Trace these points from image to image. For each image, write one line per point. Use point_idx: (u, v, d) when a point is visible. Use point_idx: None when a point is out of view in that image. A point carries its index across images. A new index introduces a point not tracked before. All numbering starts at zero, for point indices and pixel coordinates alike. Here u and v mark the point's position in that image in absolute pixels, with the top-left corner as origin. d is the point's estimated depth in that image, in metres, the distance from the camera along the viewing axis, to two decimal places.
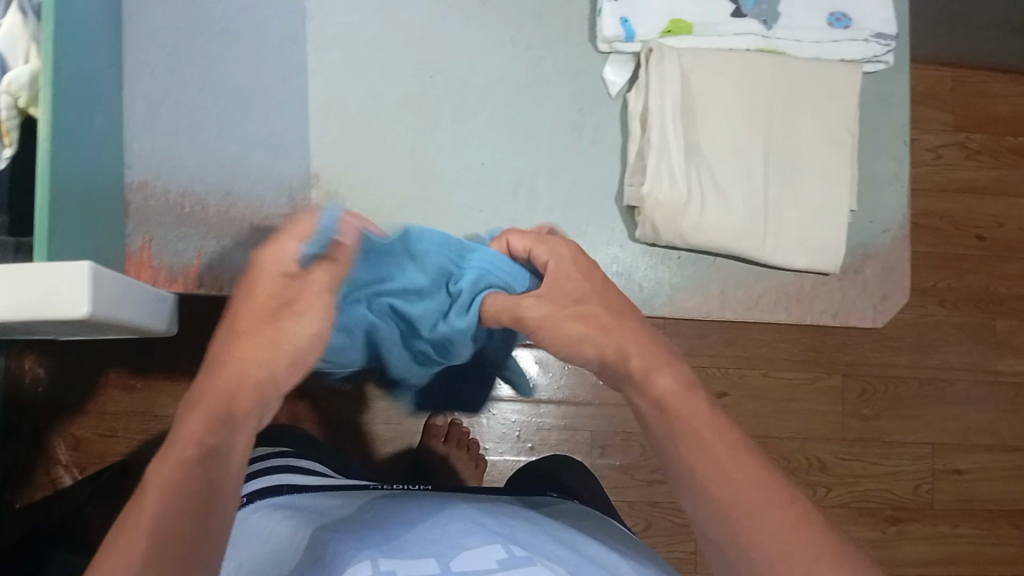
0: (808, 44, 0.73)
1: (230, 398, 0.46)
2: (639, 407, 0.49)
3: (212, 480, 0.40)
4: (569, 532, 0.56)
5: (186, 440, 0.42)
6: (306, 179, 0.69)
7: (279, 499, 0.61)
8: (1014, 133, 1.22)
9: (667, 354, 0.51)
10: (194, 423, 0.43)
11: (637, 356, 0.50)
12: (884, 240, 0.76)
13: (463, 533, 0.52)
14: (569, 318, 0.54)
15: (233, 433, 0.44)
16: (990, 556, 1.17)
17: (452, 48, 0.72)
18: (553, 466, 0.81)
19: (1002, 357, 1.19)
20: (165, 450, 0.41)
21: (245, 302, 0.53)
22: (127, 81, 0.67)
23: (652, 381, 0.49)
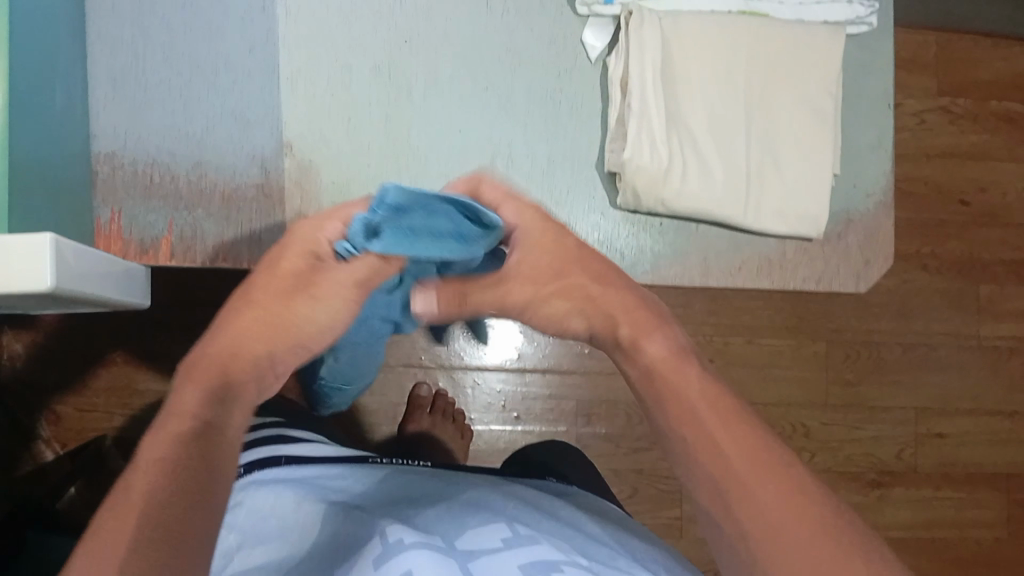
0: (789, 6, 0.72)
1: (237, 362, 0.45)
2: (630, 377, 0.48)
3: (211, 439, 0.39)
4: (568, 513, 0.55)
5: (179, 412, 0.41)
6: (279, 149, 0.67)
7: (278, 472, 0.59)
8: (997, 97, 1.21)
9: (654, 320, 0.50)
10: (194, 395, 0.42)
11: (625, 325, 0.50)
12: (868, 205, 0.75)
13: (469, 513, 0.51)
14: (548, 298, 0.53)
15: (232, 408, 0.43)
16: (972, 519, 1.18)
17: (424, 14, 0.70)
18: (542, 451, 0.83)
19: (984, 322, 1.19)
20: (160, 428, 0.39)
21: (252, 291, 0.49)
22: (89, 48, 0.65)
23: (641, 350, 0.48)
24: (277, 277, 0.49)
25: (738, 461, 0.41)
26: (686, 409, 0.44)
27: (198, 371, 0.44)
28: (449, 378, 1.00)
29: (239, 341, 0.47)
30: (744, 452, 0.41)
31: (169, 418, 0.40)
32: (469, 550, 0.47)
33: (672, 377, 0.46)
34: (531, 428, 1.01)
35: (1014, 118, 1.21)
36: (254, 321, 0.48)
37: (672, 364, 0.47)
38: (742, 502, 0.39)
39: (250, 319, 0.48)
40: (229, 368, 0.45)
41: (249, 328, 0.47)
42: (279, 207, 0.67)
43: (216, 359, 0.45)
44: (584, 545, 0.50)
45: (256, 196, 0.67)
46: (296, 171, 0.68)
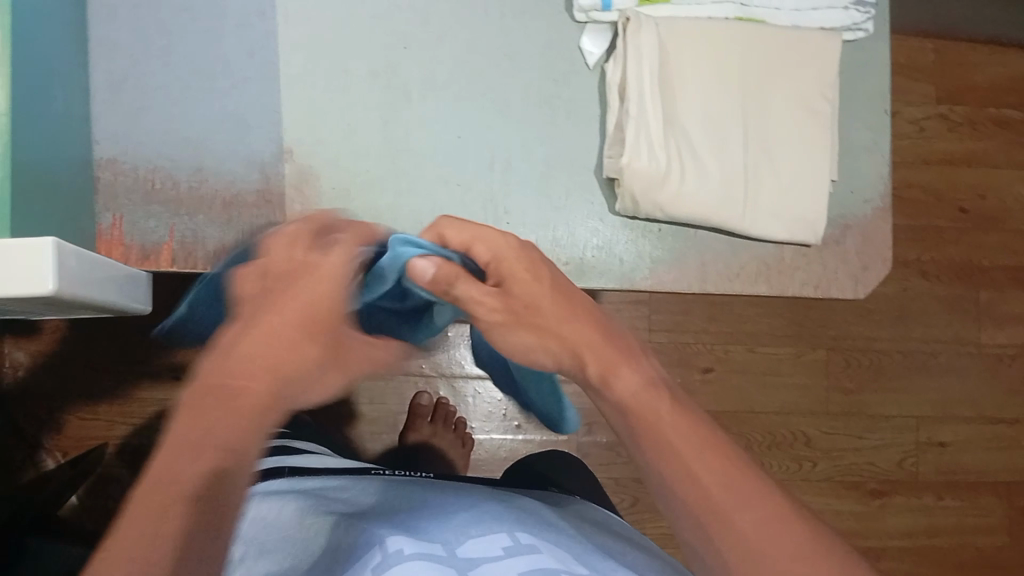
0: (785, 11, 0.73)
1: (266, 388, 0.42)
2: (605, 407, 0.50)
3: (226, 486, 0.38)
4: (568, 523, 0.55)
5: (204, 440, 0.39)
6: (278, 154, 0.68)
7: (281, 483, 0.59)
8: (994, 104, 1.21)
9: (625, 353, 0.52)
10: (228, 420, 0.40)
11: (592, 361, 0.51)
12: (865, 209, 0.75)
13: (469, 522, 0.51)
14: (514, 330, 0.53)
15: (259, 443, 0.41)
16: (973, 526, 1.17)
17: (422, 19, 0.71)
18: (542, 460, 0.83)
19: (983, 328, 1.19)
20: (189, 441, 0.39)
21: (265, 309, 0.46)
22: (90, 53, 0.65)
23: (612, 383, 0.50)
24: (295, 309, 0.46)
25: (716, 488, 0.42)
26: (665, 442, 0.45)
27: (222, 392, 0.41)
28: (450, 388, 1.01)
29: (263, 359, 0.43)
30: (721, 479, 0.42)
31: (211, 448, 0.39)
32: (469, 558, 0.47)
33: (641, 407, 0.47)
34: (532, 436, 1.01)
35: (1012, 124, 1.22)
36: (271, 346, 0.44)
37: (642, 397, 0.48)
38: (723, 532, 0.41)
39: (258, 336, 0.44)
40: (256, 394, 0.42)
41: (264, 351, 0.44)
42: (279, 211, 0.67)
43: (242, 381, 0.42)
44: (587, 556, 0.50)
45: (256, 202, 0.67)
46: (296, 176, 0.68)
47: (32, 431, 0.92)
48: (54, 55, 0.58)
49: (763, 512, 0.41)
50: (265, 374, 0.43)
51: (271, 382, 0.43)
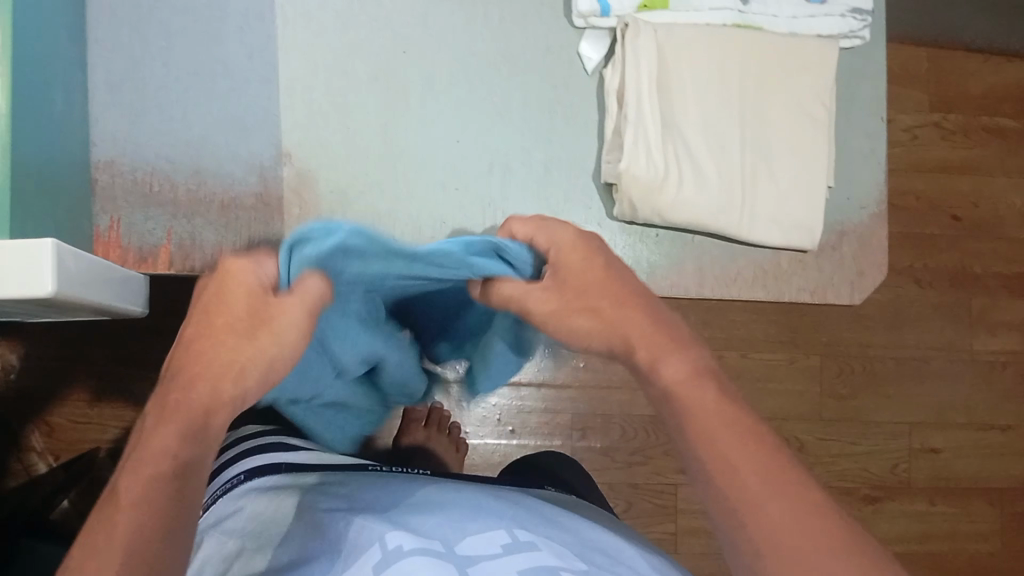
0: (782, 19, 0.73)
1: (209, 400, 0.41)
2: (649, 393, 0.46)
3: (174, 489, 0.36)
4: (564, 518, 0.56)
5: (157, 451, 0.37)
6: (277, 157, 0.68)
7: (279, 478, 0.59)
8: (987, 112, 1.22)
9: (677, 335, 0.47)
10: (172, 432, 0.38)
11: (641, 345, 0.47)
12: (861, 216, 0.76)
13: (467, 517, 0.51)
14: (572, 315, 0.49)
15: (207, 450, 0.39)
16: (965, 533, 1.18)
17: (421, 24, 0.71)
18: (539, 461, 0.83)
19: (976, 335, 1.20)
20: (141, 457, 0.37)
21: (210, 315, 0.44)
22: (89, 55, 0.65)
23: (661, 369, 0.45)
24: (219, 315, 0.44)
25: (755, 485, 0.39)
26: (700, 431, 0.42)
27: (166, 409, 0.40)
28: None
29: (201, 370, 0.41)
30: (758, 474, 0.40)
31: (158, 460, 0.37)
32: (468, 555, 0.47)
33: (687, 397, 0.44)
34: (526, 441, 1.02)
35: (1006, 133, 1.23)
36: (210, 352, 0.42)
37: (691, 386, 0.44)
38: (759, 530, 0.38)
39: (195, 349, 0.43)
40: (202, 407, 0.40)
41: (211, 361, 0.42)
42: (277, 214, 0.67)
43: (187, 397, 0.40)
44: (584, 551, 0.50)
45: (254, 205, 0.67)
46: (294, 179, 0.68)
47: (25, 434, 0.92)
48: (53, 57, 0.58)
49: (798, 505, 0.39)
50: (207, 387, 0.41)
51: (212, 393, 0.41)
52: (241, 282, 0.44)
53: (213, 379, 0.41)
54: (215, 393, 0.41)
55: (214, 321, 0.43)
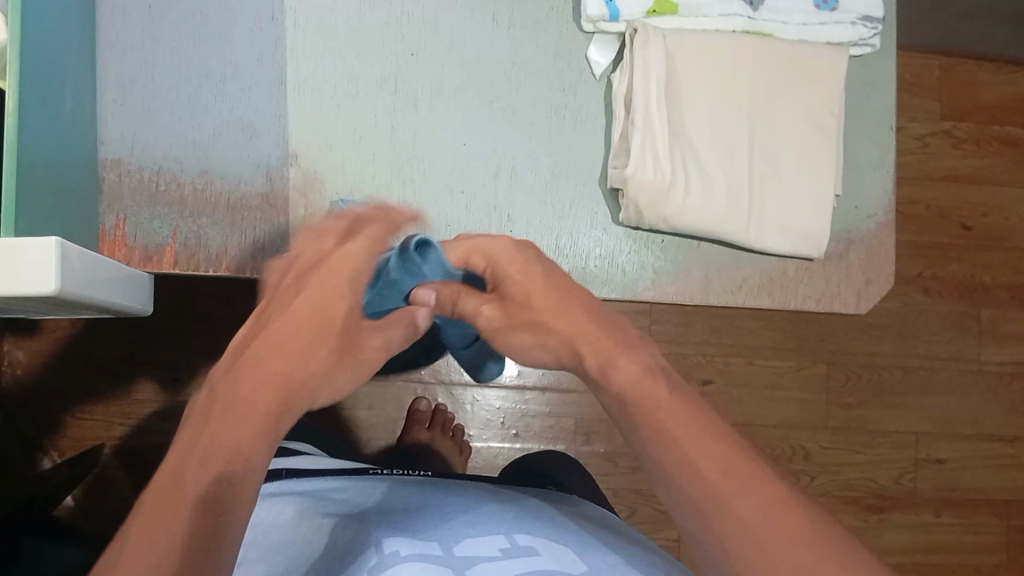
0: (792, 26, 0.73)
1: (274, 400, 0.46)
2: (605, 400, 0.47)
3: (236, 488, 0.41)
4: (568, 521, 0.56)
5: (224, 441, 0.42)
6: (284, 158, 0.68)
7: (280, 485, 0.59)
8: (998, 122, 1.22)
9: (619, 339, 0.49)
10: (238, 426, 0.43)
11: (590, 351, 0.49)
12: (868, 225, 0.75)
13: (466, 522, 0.51)
14: (514, 330, 0.53)
15: (269, 441, 0.44)
16: (971, 545, 1.17)
17: (430, 27, 0.71)
18: (543, 461, 0.83)
19: (984, 346, 1.19)
20: (206, 441, 0.42)
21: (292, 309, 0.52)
22: (99, 54, 0.66)
23: (611, 372, 0.47)
24: (299, 310, 0.52)
25: (717, 478, 0.40)
26: (659, 433, 0.43)
27: (233, 406, 0.45)
28: (448, 395, 1.01)
29: (276, 367, 0.48)
30: (721, 470, 0.41)
31: (227, 456, 0.42)
32: (467, 557, 0.47)
33: (640, 396, 0.45)
34: (529, 445, 1.02)
35: (1017, 143, 1.22)
36: (285, 349, 0.49)
37: (643, 388, 0.46)
38: (726, 521, 0.39)
39: (270, 343, 0.49)
40: (263, 407, 0.45)
41: (274, 360, 0.48)
42: (283, 214, 0.67)
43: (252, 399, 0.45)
44: (587, 547, 0.51)
45: (260, 205, 0.67)
46: (301, 180, 0.68)
47: (31, 430, 0.92)
48: (64, 58, 0.59)
49: (769, 512, 0.39)
50: (275, 381, 0.47)
51: (282, 386, 0.47)
52: (338, 266, 0.55)
53: (282, 372, 0.48)
54: (285, 384, 0.48)
55: (303, 317, 0.51)
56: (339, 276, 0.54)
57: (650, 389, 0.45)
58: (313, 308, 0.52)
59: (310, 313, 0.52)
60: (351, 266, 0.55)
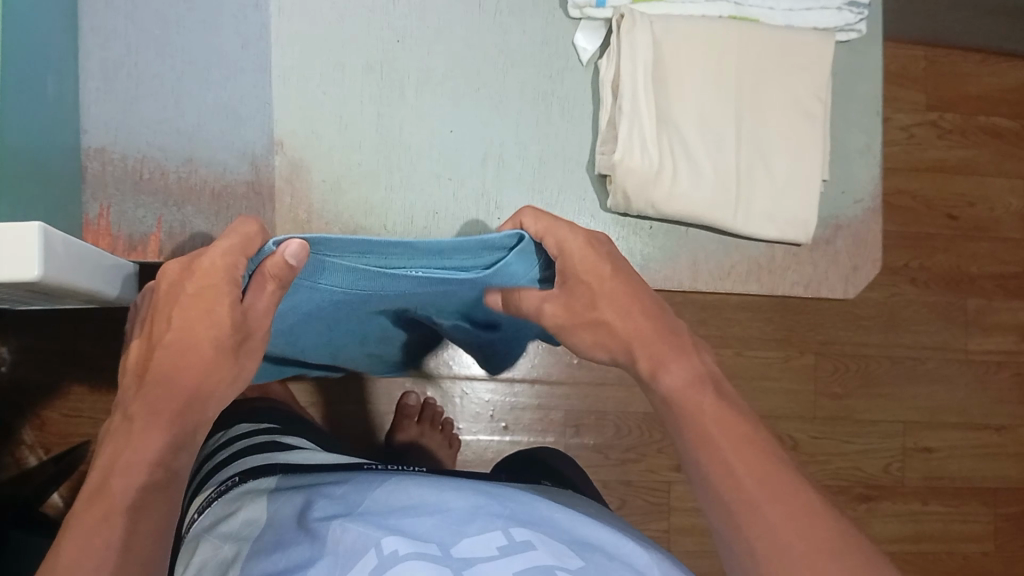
0: (779, 11, 0.73)
1: (181, 414, 0.47)
2: (652, 401, 0.52)
3: (153, 499, 0.43)
4: (563, 509, 0.56)
5: (137, 454, 0.44)
6: (270, 146, 0.67)
7: (275, 480, 0.59)
8: (983, 113, 1.22)
9: (666, 337, 0.52)
10: (152, 441, 0.45)
11: (644, 356, 0.52)
12: (855, 211, 0.75)
13: (464, 514, 0.52)
14: (576, 327, 0.54)
15: (180, 456, 0.46)
16: (958, 533, 1.17)
17: (416, 14, 0.71)
18: (534, 457, 0.84)
19: (971, 335, 1.20)
20: (122, 454, 0.44)
21: (187, 304, 0.48)
22: (81, 41, 0.65)
23: (659, 377, 0.51)
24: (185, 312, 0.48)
25: (751, 485, 0.45)
26: (705, 446, 0.47)
27: (145, 417, 0.46)
28: (438, 388, 1.01)
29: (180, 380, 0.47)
30: (753, 474, 0.45)
31: (146, 472, 0.44)
32: (465, 559, 0.49)
33: (686, 404, 0.49)
34: (518, 437, 1.02)
35: (1002, 133, 1.23)
36: (183, 358, 0.48)
37: (688, 393, 0.50)
38: (753, 522, 0.44)
39: (168, 352, 0.48)
40: (174, 407, 0.47)
41: (176, 373, 0.48)
42: (269, 203, 0.67)
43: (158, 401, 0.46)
44: (574, 539, 0.53)
45: (246, 193, 0.66)
46: (287, 168, 0.67)
47: (16, 426, 0.91)
48: (46, 47, 0.58)
49: (793, 516, 0.43)
50: (179, 395, 0.47)
51: (187, 398, 0.47)
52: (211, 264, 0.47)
53: (186, 367, 0.48)
54: (189, 397, 0.47)
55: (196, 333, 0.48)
56: (226, 286, 0.47)
57: (697, 398, 0.50)
58: (200, 312, 0.48)
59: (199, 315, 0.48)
60: (225, 265, 0.47)
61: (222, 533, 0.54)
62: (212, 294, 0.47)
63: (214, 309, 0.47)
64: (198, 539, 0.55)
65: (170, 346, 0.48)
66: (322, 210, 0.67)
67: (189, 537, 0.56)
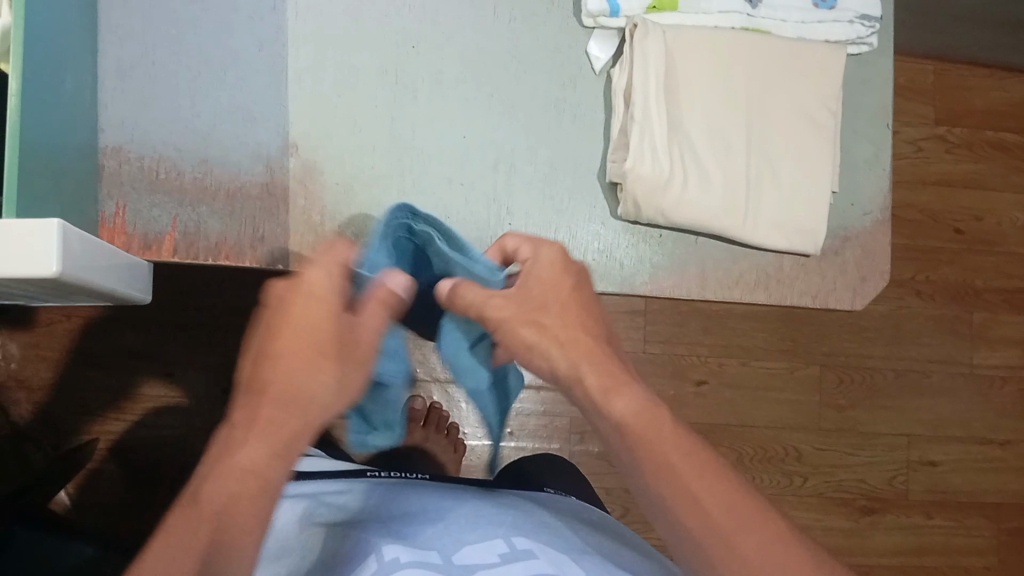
0: (790, 23, 0.74)
1: (287, 414, 0.46)
2: (601, 427, 0.49)
3: (248, 506, 0.42)
4: (561, 523, 0.57)
5: (236, 463, 0.43)
6: (284, 148, 0.68)
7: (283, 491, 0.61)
8: (992, 127, 1.22)
9: (617, 366, 0.51)
10: (254, 446, 0.44)
11: (589, 375, 0.51)
12: (865, 222, 0.76)
13: (466, 525, 0.54)
14: (521, 324, 0.53)
15: (286, 460, 0.45)
16: (961, 547, 1.17)
17: (430, 19, 0.71)
18: (534, 466, 0.84)
19: (976, 349, 1.20)
20: (221, 462, 0.43)
21: (285, 315, 0.49)
22: (99, 41, 0.66)
23: (611, 404, 0.49)
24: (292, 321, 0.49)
25: (720, 516, 0.45)
26: (669, 475, 0.46)
27: (246, 428, 0.45)
28: (443, 392, 1.02)
29: (289, 381, 0.47)
30: (722, 505, 0.45)
31: (242, 478, 0.43)
32: (465, 565, 0.49)
33: (644, 431, 0.48)
34: (523, 443, 1.03)
35: (1010, 148, 1.23)
36: (294, 360, 0.48)
37: (644, 419, 0.48)
38: (729, 557, 0.44)
39: (276, 359, 0.48)
40: (279, 418, 0.46)
41: (283, 381, 0.47)
42: (283, 205, 0.67)
43: (266, 412, 0.46)
44: (577, 550, 0.53)
45: (260, 194, 0.67)
46: (300, 170, 0.68)
47: (28, 422, 0.96)
48: (66, 45, 0.59)
49: (769, 548, 0.44)
50: (287, 396, 0.47)
51: (295, 400, 0.47)
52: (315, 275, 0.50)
53: (291, 378, 0.47)
54: (298, 396, 0.47)
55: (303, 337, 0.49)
56: (321, 296, 0.50)
57: (653, 423, 0.48)
58: (304, 319, 0.49)
59: (303, 322, 0.49)
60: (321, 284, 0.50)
61: None
62: (304, 305, 0.50)
63: (309, 319, 0.49)
64: None
65: (276, 354, 0.48)
66: (334, 212, 0.68)
67: None
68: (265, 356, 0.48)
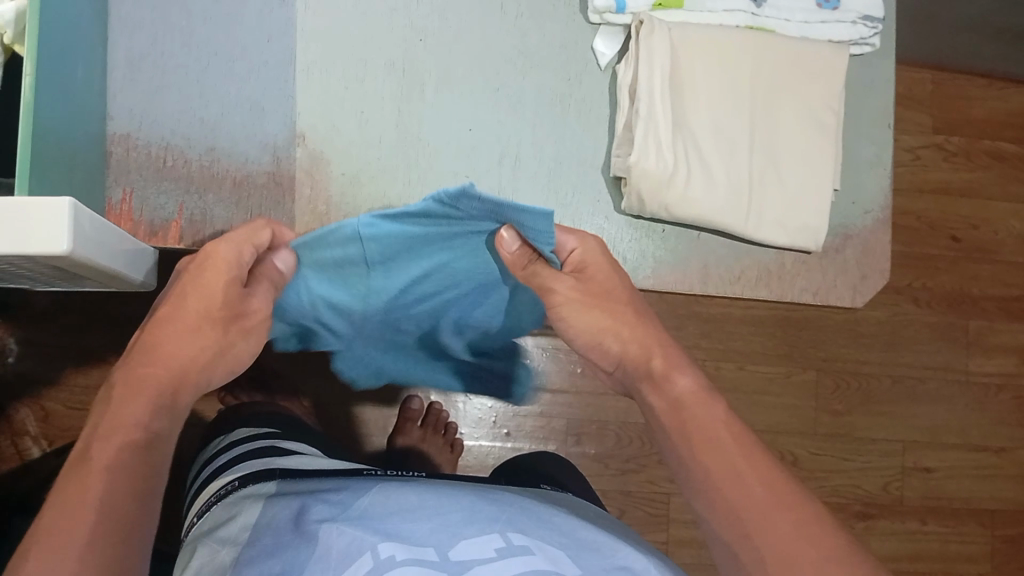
0: (794, 24, 0.74)
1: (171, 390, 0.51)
2: (658, 403, 0.57)
3: (143, 468, 0.46)
4: (558, 518, 0.58)
5: (126, 427, 0.47)
6: (291, 138, 0.68)
7: (275, 485, 0.61)
8: (989, 137, 1.23)
9: (678, 354, 0.59)
10: (139, 403, 0.49)
11: (658, 356, 0.59)
12: (865, 221, 0.77)
13: (462, 520, 0.54)
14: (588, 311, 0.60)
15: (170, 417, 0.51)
16: (955, 554, 1.18)
17: (440, 13, 0.72)
18: (539, 463, 0.86)
19: (972, 356, 1.21)
20: (111, 425, 0.47)
21: (200, 288, 0.53)
22: (110, 30, 0.66)
23: (672, 381, 0.57)
24: (193, 336, 0.53)
25: (756, 493, 0.49)
26: (723, 464, 0.51)
27: (131, 392, 0.49)
28: (440, 392, 1.02)
29: (172, 360, 0.52)
30: (764, 483, 0.50)
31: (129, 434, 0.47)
32: (461, 562, 0.49)
33: (695, 406, 0.55)
34: (520, 444, 1.03)
35: (1007, 158, 1.24)
36: (182, 338, 0.53)
37: (699, 399, 0.56)
38: (754, 543, 0.47)
39: (171, 332, 0.53)
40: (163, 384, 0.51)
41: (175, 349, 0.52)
42: (288, 195, 0.68)
43: (149, 379, 0.50)
44: (574, 550, 0.53)
45: (266, 183, 0.67)
46: (307, 160, 0.68)
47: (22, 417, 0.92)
48: (80, 31, 0.60)
49: (792, 523, 0.47)
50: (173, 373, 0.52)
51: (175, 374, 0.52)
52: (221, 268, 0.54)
53: (184, 354, 0.52)
54: (177, 374, 0.52)
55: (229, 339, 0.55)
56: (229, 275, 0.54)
57: (702, 406, 0.55)
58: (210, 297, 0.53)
59: (196, 310, 0.53)
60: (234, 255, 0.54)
61: (220, 538, 0.55)
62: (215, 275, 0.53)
63: (208, 290, 0.53)
64: (199, 541, 0.57)
65: (174, 329, 0.53)
66: (338, 203, 0.68)
67: (191, 540, 0.58)
68: (165, 331, 0.53)
